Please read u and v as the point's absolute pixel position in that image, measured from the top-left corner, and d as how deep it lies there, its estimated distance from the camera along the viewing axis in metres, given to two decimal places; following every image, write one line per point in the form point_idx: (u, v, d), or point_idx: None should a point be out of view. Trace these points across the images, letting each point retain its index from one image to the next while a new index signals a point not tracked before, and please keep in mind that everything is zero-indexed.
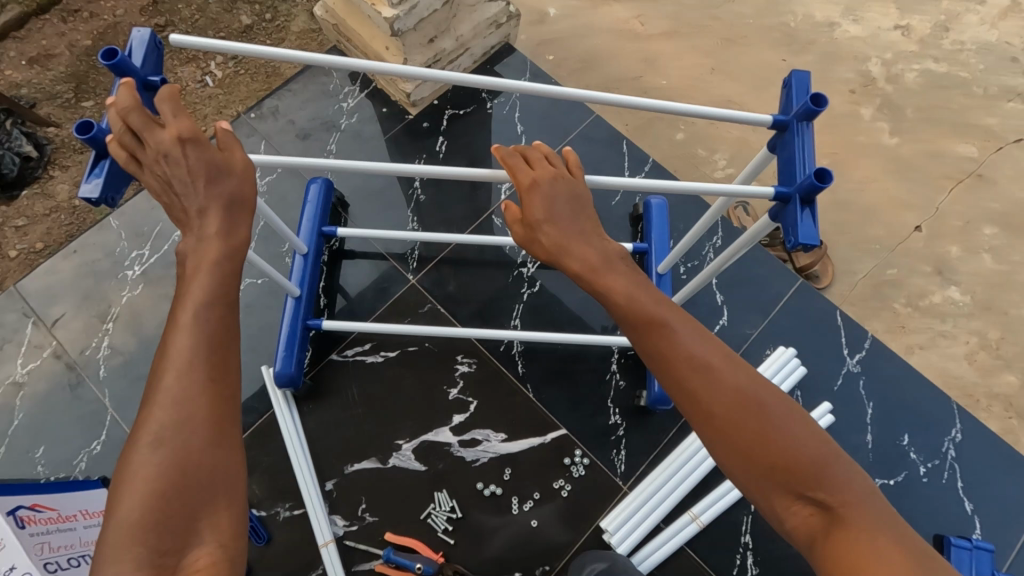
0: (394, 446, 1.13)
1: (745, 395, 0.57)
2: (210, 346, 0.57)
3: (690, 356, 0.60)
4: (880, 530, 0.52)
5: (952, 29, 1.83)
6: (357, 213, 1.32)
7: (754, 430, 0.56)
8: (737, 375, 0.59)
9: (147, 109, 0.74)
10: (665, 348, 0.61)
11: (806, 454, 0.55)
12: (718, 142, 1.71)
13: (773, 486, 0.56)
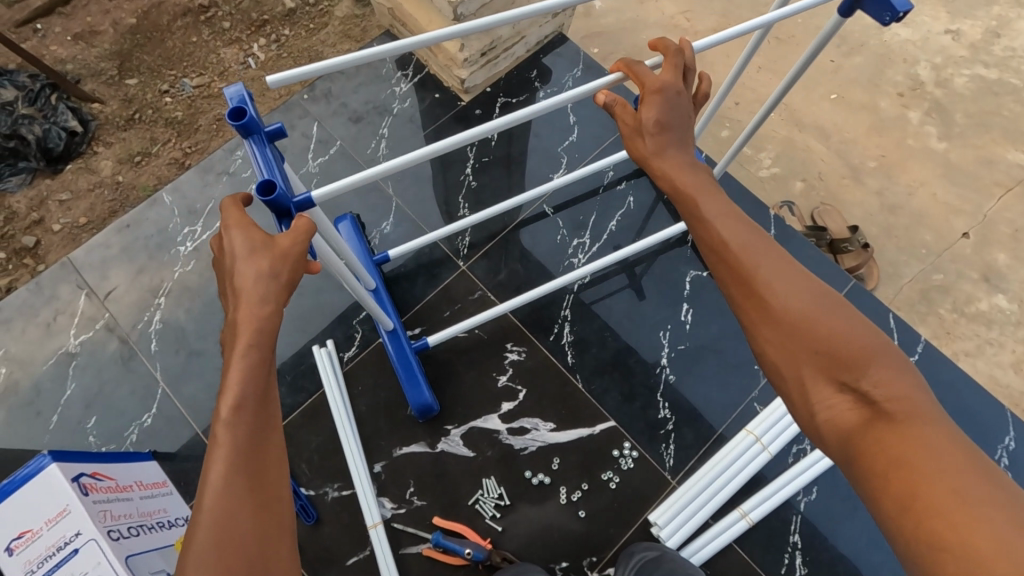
0: (442, 431, 1.13)
1: (806, 284, 0.57)
2: (251, 451, 0.54)
3: (750, 246, 0.62)
4: (937, 425, 0.46)
5: (1004, 35, 1.81)
6: (408, 197, 1.32)
7: (803, 310, 0.56)
8: (794, 270, 0.59)
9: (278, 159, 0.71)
10: (718, 237, 0.64)
11: (856, 344, 0.52)
12: (764, 141, 1.69)
13: (814, 371, 0.54)
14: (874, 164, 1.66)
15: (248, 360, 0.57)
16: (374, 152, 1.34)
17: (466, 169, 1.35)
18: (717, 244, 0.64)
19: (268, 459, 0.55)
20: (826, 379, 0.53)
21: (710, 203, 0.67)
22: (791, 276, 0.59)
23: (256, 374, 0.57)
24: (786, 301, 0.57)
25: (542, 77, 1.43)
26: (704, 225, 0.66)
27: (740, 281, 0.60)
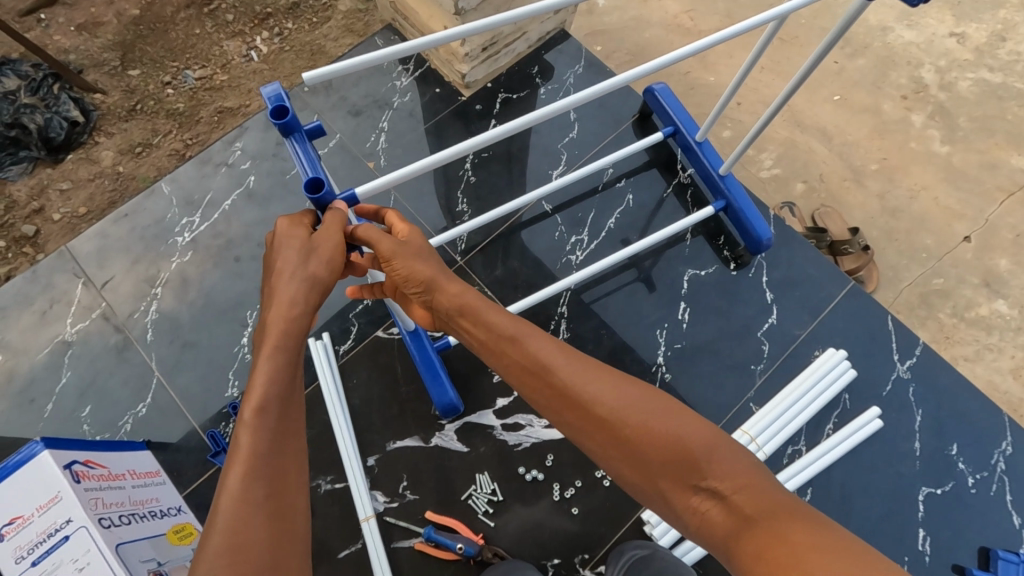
0: (437, 426, 1.13)
1: (624, 390, 0.62)
2: (272, 454, 0.56)
3: (561, 367, 0.64)
4: (782, 507, 0.52)
5: (1009, 39, 1.80)
6: (406, 191, 1.31)
7: (635, 419, 0.59)
8: (598, 375, 0.63)
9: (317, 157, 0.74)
10: (532, 358, 0.66)
11: (694, 442, 0.57)
12: (766, 141, 1.69)
13: (670, 479, 0.57)
14: (876, 166, 1.65)
15: (273, 362, 0.60)
16: (373, 146, 1.34)
17: (465, 164, 1.34)
18: (531, 370, 0.65)
19: (287, 465, 0.56)
20: (677, 483, 0.57)
21: (501, 330, 0.68)
22: (607, 382, 0.62)
23: (278, 379, 0.60)
24: (610, 416, 0.60)
25: (543, 74, 1.42)
26: (503, 349, 0.68)
27: (564, 406, 0.63)
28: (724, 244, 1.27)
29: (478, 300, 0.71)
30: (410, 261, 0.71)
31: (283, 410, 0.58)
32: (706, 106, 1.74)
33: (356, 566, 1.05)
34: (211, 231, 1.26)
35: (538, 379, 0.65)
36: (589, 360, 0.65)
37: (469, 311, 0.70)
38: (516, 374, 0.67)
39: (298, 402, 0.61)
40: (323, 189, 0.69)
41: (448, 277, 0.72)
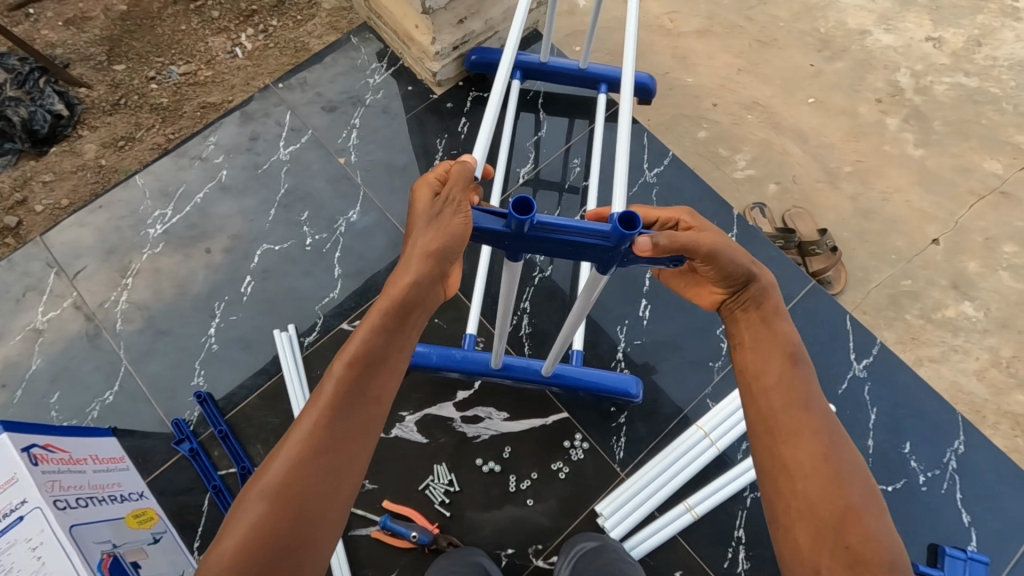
0: (397, 417, 1.15)
1: (853, 466, 0.67)
2: (351, 411, 0.67)
3: (816, 405, 0.71)
4: None
5: (986, 44, 1.79)
6: (375, 186, 1.32)
7: (842, 495, 0.64)
8: (843, 442, 0.69)
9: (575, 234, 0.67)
10: (801, 384, 0.73)
11: (883, 550, 0.60)
12: (742, 142, 1.69)
13: (831, 556, 0.61)
14: (851, 168, 1.66)
15: (377, 321, 0.71)
16: (344, 142, 1.35)
17: (434, 161, 1.34)
18: (788, 394, 0.72)
19: (359, 427, 0.67)
20: (834, 553, 0.61)
21: (775, 355, 0.75)
22: (848, 460, 0.67)
23: (378, 344, 0.70)
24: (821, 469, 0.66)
25: None
26: (768, 363, 0.75)
27: (791, 434, 0.69)
28: None
29: (782, 317, 0.77)
30: (731, 255, 0.71)
31: (371, 369, 0.69)
32: (683, 106, 1.75)
33: None
34: (183, 223, 1.28)
35: (789, 405, 0.71)
36: (838, 428, 0.70)
37: (761, 325, 0.76)
38: (767, 384, 0.73)
39: (389, 364, 0.71)
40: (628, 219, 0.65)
41: (764, 271, 0.76)
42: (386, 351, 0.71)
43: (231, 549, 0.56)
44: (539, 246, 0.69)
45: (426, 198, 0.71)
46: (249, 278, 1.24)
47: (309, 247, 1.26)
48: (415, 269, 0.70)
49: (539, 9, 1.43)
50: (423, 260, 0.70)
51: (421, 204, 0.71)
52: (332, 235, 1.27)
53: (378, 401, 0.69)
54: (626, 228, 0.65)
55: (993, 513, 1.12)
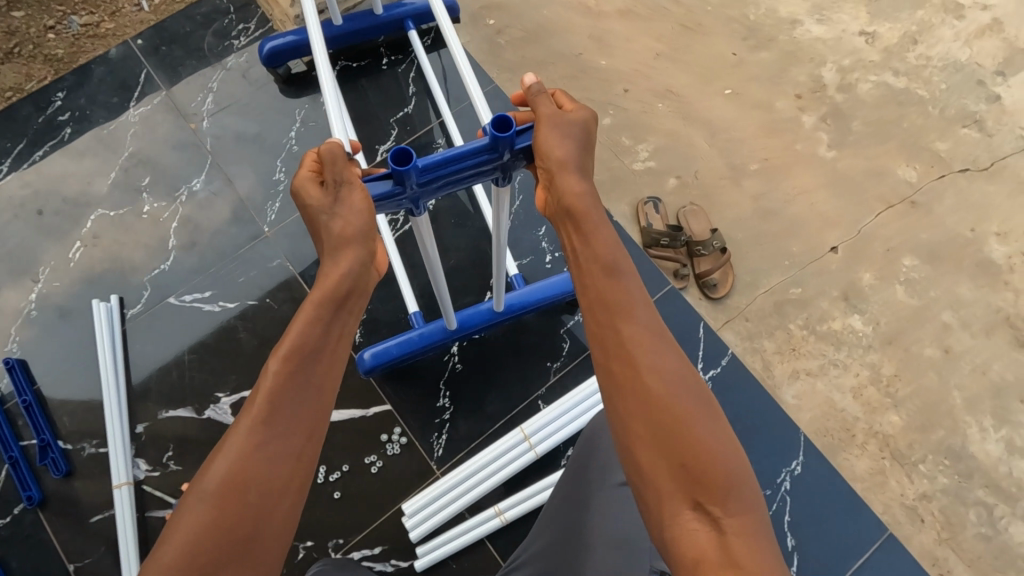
0: (212, 399, 1.11)
1: (685, 373, 0.60)
2: (298, 405, 0.57)
3: (635, 307, 0.65)
4: (761, 557, 0.49)
5: (923, 41, 1.66)
6: (224, 155, 1.25)
7: (676, 411, 0.56)
8: (678, 361, 0.61)
9: (465, 155, 0.71)
10: (624, 292, 0.66)
11: (727, 465, 0.53)
12: (646, 132, 1.60)
13: (673, 484, 0.54)
14: (758, 166, 1.56)
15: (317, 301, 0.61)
16: (198, 107, 1.28)
17: (291, 131, 1.27)
18: (609, 307, 0.65)
19: (312, 413, 0.57)
20: (674, 477, 0.54)
21: (610, 274, 0.68)
22: (685, 374, 0.60)
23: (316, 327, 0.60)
24: (642, 389, 0.58)
25: (389, 45, 1.38)
26: (601, 282, 0.67)
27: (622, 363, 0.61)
28: (539, 236, 1.31)
29: (599, 216, 0.71)
30: (566, 132, 0.72)
31: (312, 360, 0.59)
32: (592, 90, 1.65)
33: (104, 533, 1.04)
34: (18, 182, 1.23)
35: (616, 326, 0.64)
36: (666, 338, 0.63)
37: (584, 244, 0.70)
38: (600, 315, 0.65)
39: (334, 353, 0.61)
40: (498, 122, 0.70)
41: (569, 174, 0.71)
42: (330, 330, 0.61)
43: (174, 558, 0.47)
44: (430, 184, 0.71)
45: (314, 191, 0.66)
46: (79, 243, 1.19)
47: (145, 215, 1.21)
48: (337, 257, 0.64)
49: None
50: (351, 250, 0.64)
51: (310, 196, 0.66)
52: (172, 204, 1.22)
53: (324, 390, 0.59)
54: (498, 128, 0.70)
55: (821, 539, 1.07)
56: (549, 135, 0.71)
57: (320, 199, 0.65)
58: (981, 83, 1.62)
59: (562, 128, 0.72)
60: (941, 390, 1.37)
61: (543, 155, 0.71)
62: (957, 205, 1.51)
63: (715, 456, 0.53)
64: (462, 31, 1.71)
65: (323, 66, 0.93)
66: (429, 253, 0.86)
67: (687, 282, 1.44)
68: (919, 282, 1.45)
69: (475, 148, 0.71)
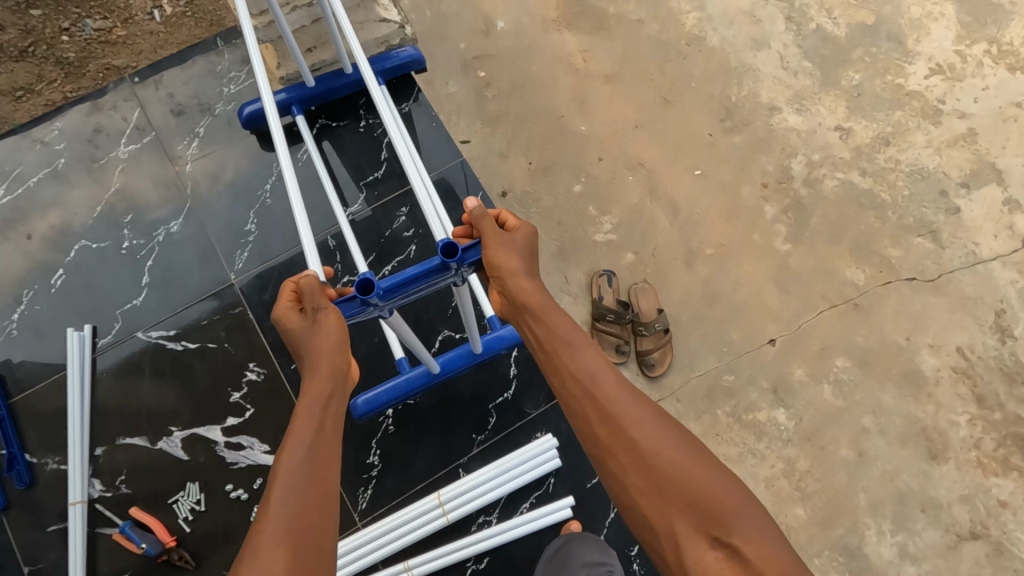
0: (166, 431, 1.22)
1: (670, 428, 0.76)
2: (315, 482, 0.70)
3: (610, 383, 0.81)
4: (777, 556, 0.62)
5: (894, 144, 1.71)
6: (202, 200, 1.34)
7: (674, 465, 0.71)
8: (662, 424, 0.76)
9: (420, 274, 0.82)
10: (602, 371, 0.83)
11: (726, 499, 0.67)
12: (612, 203, 1.66)
13: (689, 526, 0.67)
14: (713, 250, 1.63)
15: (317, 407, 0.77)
16: (184, 150, 1.37)
17: (267, 185, 1.36)
18: (592, 387, 0.81)
19: (324, 488, 0.70)
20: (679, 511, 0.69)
21: (584, 364, 0.84)
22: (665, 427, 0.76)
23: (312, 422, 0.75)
24: (637, 456, 0.73)
25: (368, 107, 1.43)
26: (579, 371, 0.83)
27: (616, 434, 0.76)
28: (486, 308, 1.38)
29: (555, 311, 0.88)
30: (513, 245, 0.88)
31: (315, 449, 0.73)
32: (568, 154, 1.70)
33: (57, 542, 1.17)
34: (10, 205, 1.32)
35: (601, 403, 0.79)
36: (649, 405, 0.79)
37: (556, 340, 0.86)
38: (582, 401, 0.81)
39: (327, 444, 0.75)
40: (446, 247, 0.82)
41: (531, 278, 0.89)
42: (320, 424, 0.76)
43: None
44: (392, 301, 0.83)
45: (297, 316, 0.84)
46: (61, 271, 1.30)
47: (124, 250, 1.31)
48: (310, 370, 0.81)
49: (405, 27, 1.37)
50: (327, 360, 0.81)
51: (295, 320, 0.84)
52: (150, 243, 1.32)
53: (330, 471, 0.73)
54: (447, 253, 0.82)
55: None
56: (510, 247, 0.88)
57: (298, 322, 0.83)
58: (943, 193, 1.67)
59: (512, 243, 0.88)
60: (848, 490, 1.46)
61: (495, 267, 0.86)
62: (896, 313, 1.58)
63: (710, 484, 0.68)
64: (451, 79, 1.74)
65: (283, 153, 0.99)
66: (407, 338, 0.97)
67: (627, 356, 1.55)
68: (846, 383, 1.53)
69: (428, 266, 0.81)
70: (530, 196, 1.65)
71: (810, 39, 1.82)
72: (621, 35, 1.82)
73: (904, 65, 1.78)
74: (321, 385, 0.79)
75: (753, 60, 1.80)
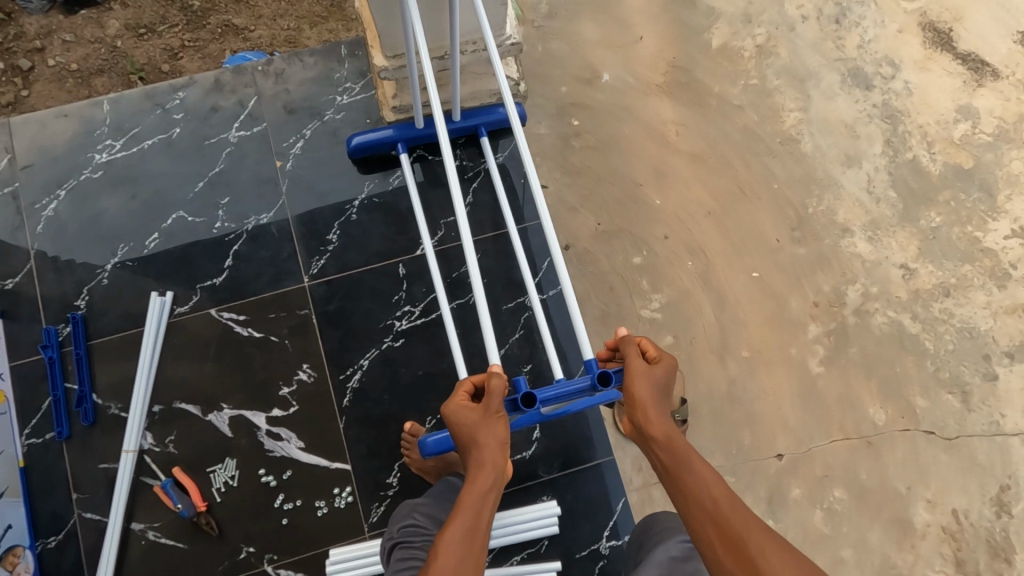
0: (217, 406, 1.35)
1: (795, 560, 0.79)
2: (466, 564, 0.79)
3: (736, 510, 0.86)
4: None
5: (953, 296, 1.73)
6: (292, 201, 1.43)
7: None
8: (788, 556, 0.79)
9: (574, 394, 1.02)
10: (729, 500, 0.87)
11: None
12: (665, 282, 1.72)
13: None
14: (748, 353, 1.69)
15: (477, 497, 0.87)
16: (288, 148, 1.45)
17: (355, 200, 1.45)
18: (717, 514, 0.86)
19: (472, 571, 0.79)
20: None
21: (712, 493, 0.88)
22: (795, 560, 0.79)
23: (472, 513, 0.85)
24: None
25: (466, 148, 1.50)
26: (702, 496, 0.88)
27: (744, 566, 0.80)
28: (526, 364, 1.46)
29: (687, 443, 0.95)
30: (650, 379, 1.00)
31: (470, 536, 0.83)
32: (635, 224, 1.76)
33: (104, 479, 1.31)
34: (123, 161, 1.43)
35: (724, 531, 0.84)
36: (774, 537, 0.82)
37: (683, 466, 0.92)
38: (708, 530, 0.85)
39: (482, 534, 0.84)
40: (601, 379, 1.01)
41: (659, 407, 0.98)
42: (478, 517, 0.85)
43: None
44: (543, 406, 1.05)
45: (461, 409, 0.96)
46: (156, 235, 1.40)
47: (215, 230, 1.41)
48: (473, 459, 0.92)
49: (519, 84, 1.45)
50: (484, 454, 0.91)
51: (457, 411, 0.96)
52: (239, 229, 1.42)
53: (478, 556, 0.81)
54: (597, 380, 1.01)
55: None
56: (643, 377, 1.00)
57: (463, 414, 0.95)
58: (986, 357, 1.69)
59: (647, 376, 1.00)
60: None
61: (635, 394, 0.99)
62: (905, 461, 1.63)
63: None
64: (545, 120, 1.83)
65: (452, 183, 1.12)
66: None
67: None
68: (838, 514, 1.59)
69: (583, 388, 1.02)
70: (589, 255, 1.72)
71: (902, 168, 1.82)
72: (717, 118, 1.86)
73: (987, 219, 1.78)
74: (485, 477, 0.89)
75: (840, 175, 1.81)
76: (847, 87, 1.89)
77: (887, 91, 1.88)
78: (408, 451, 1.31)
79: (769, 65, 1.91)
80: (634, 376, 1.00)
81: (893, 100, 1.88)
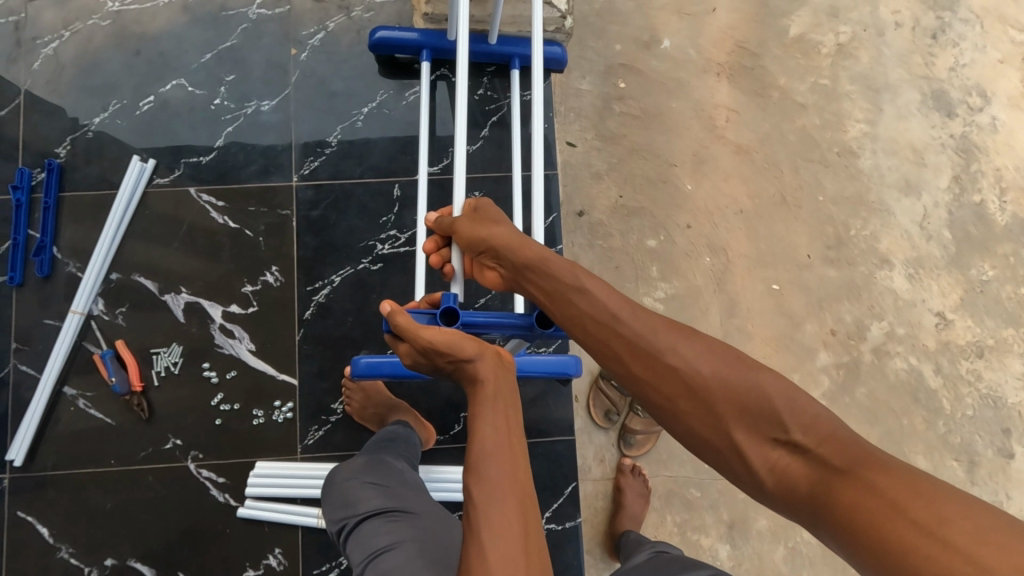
0: (175, 288, 1.27)
1: (771, 387, 0.64)
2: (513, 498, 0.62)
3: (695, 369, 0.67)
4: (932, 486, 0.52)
5: (985, 358, 1.57)
6: (298, 94, 1.34)
7: (789, 429, 0.62)
8: (765, 384, 0.64)
9: (506, 330, 0.85)
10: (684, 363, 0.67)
11: (847, 444, 0.59)
12: (676, 274, 1.58)
13: (820, 478, 0.59)
14: None
15: (492, 420, 0.67)
16: (306, 38, 1.36)
17: (364, 107, 1.35)
18: (669, 376, 0.68)
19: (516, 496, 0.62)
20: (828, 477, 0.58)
21: (664, 357, 0.69)
22: (776, 391, 0.64)
23: (491, 458, 0.64)
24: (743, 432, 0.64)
25: (493, 78, 1.38)
26: (654, 361, 0.69)
27: (736, 428, 0.64)
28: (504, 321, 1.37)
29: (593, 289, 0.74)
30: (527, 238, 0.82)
31: (495, 458, 0.64)
32: (658, 206, 1.61)
33: (47, 336, 1.25)
34: (135, 15, 1.34)
35: (689, 395, 0.66)
36: (733, 362, 0.67)
37: (638, 341, 0.70)
38: (677, 397, 0.67)
39: (517, 448, 0.66)
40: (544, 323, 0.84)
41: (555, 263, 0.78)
42: (504, 431, 0.67)
43: None
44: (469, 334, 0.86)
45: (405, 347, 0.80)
46: (151, 99, 1.32)
47: (212, 107, 1.33)
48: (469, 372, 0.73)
49: (566, 20, 1.32)
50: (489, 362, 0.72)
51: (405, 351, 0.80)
52: (237, 110, 1.33)
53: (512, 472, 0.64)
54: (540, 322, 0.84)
55: None
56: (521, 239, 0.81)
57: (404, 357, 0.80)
58: (1004, 431, 1.54)
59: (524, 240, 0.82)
60: None
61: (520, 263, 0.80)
62: None
63: (828, 434, 0.61)
64: (589, 76, 1.64)
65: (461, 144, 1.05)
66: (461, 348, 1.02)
67: (612, 426, 1.37)
68: None
69: (521, 325, 0.85)
70: (602, 228, 1.58)
71: (964, 209, 1.65)
72: (775, 113, 1.68)
73: None
74: (485, 392, 0.70)
75: (894, 203, 1.65)
76: (926, 108, 1.70)
77: (969, 123, 1.69)
78: (348, 397, 1.24)
79: (845, 67, 1.71)
80: (510, 260, 0.81)
81: (974, 133, 1.69)
